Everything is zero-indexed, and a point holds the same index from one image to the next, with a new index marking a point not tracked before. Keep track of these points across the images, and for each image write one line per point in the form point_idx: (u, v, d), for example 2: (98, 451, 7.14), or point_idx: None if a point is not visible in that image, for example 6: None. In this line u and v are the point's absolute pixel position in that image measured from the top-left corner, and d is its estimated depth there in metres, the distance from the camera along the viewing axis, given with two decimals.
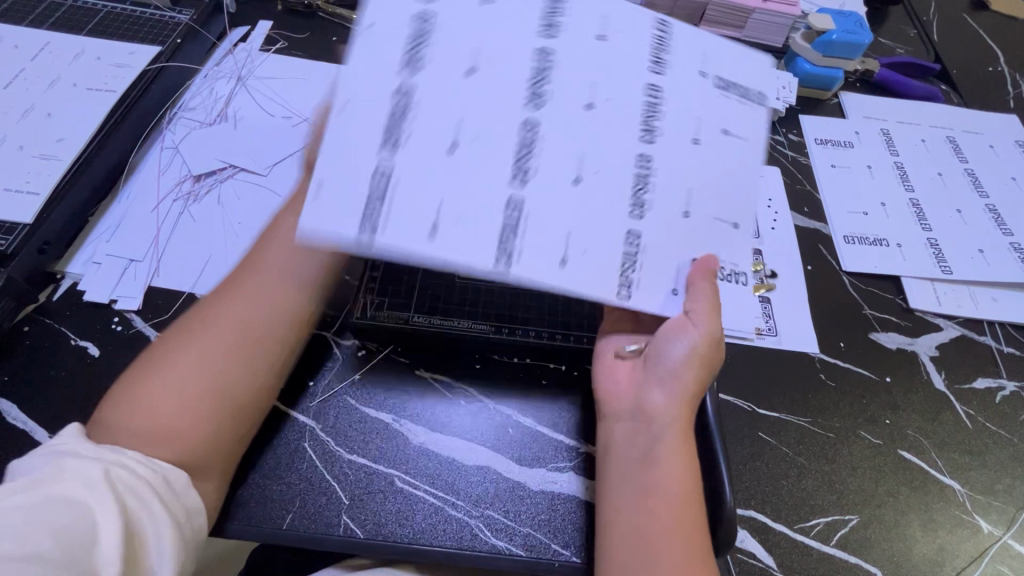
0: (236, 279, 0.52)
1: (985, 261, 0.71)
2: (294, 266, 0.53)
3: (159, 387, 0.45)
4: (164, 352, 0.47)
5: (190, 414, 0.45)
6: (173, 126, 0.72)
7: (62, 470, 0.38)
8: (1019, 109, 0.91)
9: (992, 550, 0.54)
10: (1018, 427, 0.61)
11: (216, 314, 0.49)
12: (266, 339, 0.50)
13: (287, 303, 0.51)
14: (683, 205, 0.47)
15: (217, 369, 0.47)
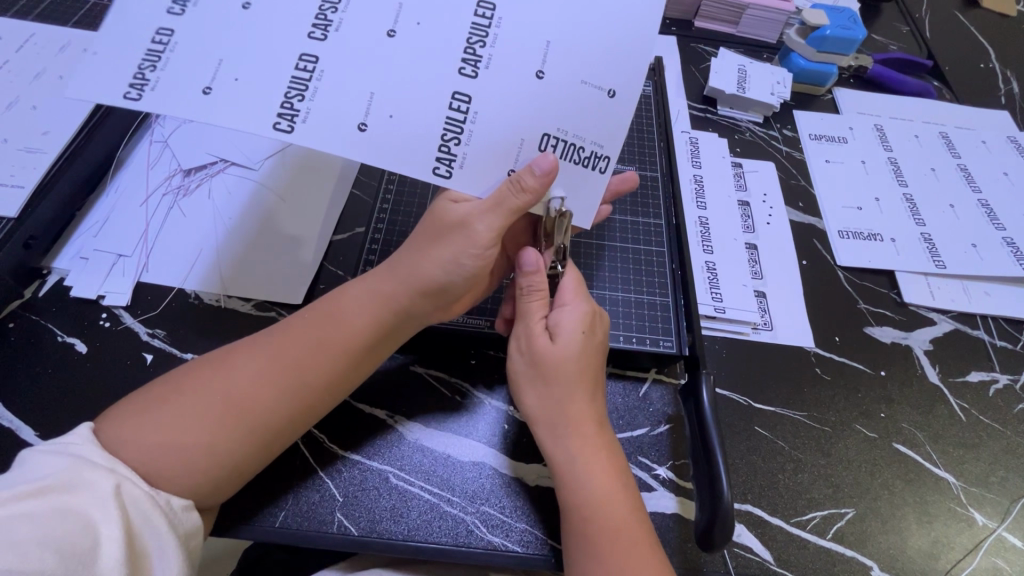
0: (295, 327, 0.48)
1: (978, 255, 0.71)
2: (334, 332, 0.48)
3: (157, 425, 0.42)
4: (181, 381, 0.45)
5: (175, 460, 0.41)
6: (162, 119, 0.70)
7: (59, 474, 0.38)
8: (1010, 105, 0.92)
9: (987, 543, 0.54)
10: (1011, 420, 0.61)
11: (236, 365, 0.46)
12: (269, 406, 0.45)
13: (307, 374, 0.46)
14: (537, 65, 0.46)
15: (212, 427, 0.43)
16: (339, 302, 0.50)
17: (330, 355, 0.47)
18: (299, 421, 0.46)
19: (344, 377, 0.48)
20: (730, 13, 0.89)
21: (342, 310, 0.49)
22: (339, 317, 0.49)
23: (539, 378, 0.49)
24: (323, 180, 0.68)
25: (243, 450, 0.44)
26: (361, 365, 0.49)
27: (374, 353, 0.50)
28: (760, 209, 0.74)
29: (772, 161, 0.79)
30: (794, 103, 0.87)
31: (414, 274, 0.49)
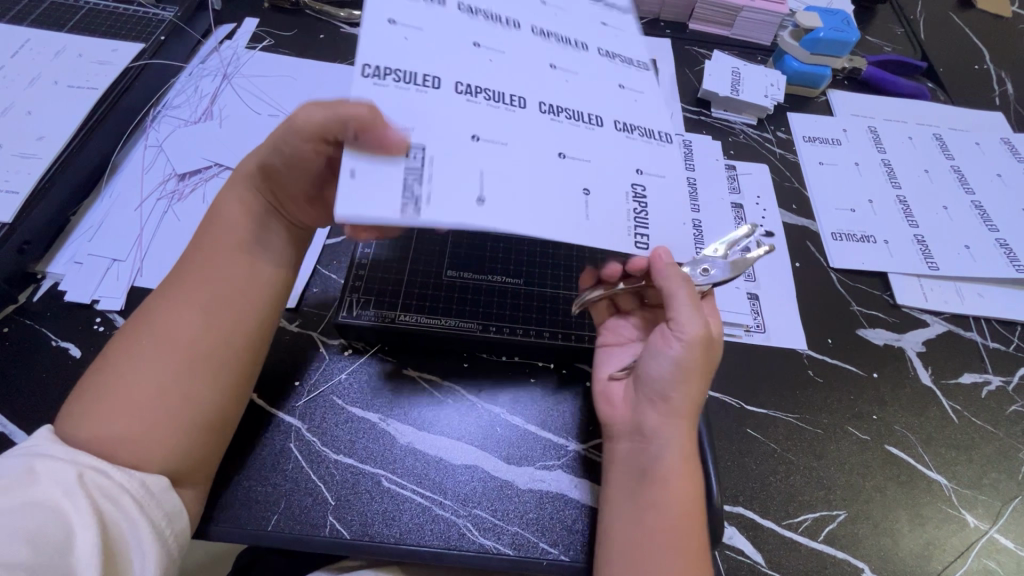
0: (189, 264, 0.50)
1: (971, 257, 0.72)
2: (219, 248, 0.51)
3: (99, 400, 0.43)
4: (110, 362, 0.45)
5: (134, 422, 0.43)
6: (157, 125, 0.71)
7: (23, 471, 0.38)
8: (1005, 107, 0.92)
9: (979, 545, 0.54)
10: (1004, 422, 0.61)
11: (147, 321, 0.47)
12: (202, 328, 0.47)
13: (216, 286, 0.49)
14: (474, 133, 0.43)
15: (152, 369, 0.44)
16: (213, 225, 0.52)
17: (233, 264, 0.50)
18: (236, 325, 0.49)
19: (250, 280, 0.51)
20: (724, 16, 0.90)
21: (219, 228, 0.52)
22: (223, 232, 0.52)
23: (697, 373, 0.48)
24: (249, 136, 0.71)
25: (199, 381, 0.46)
26: (259, 260, 0.52)
27: (263, 245, 0.53)
28: (753, 211, 0.74)
29: (766, 163, 0.79)
30: (789, 105, 0.87)
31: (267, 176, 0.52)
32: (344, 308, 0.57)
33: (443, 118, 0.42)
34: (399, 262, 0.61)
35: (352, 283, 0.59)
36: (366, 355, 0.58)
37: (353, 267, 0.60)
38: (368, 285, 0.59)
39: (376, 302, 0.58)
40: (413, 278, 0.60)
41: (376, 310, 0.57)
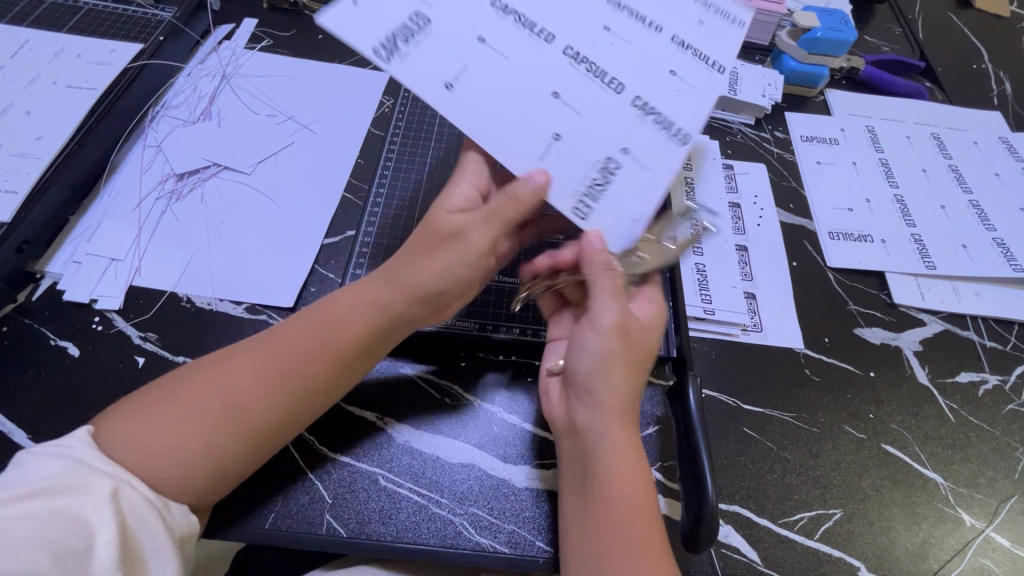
0: (313, 333, 0.47)
1: (968, 256, 0.72)
2: (329, 337, 0.47)
3: (154, 420, 0.43)
4: (181, 389, 0.44)
5: (173, 465, 0.42)
6: (156, 124, 0.71)
7: (59, 477, 0.39)
8: (1002, 106, 0.92)
9: (974, 543, 0.54)
10: (1001, 421, 0.61)
11: (230, 363, 0.46)
12: (271, 413, 0.45)
13: (305, 381, 0.46)
14: (449, 76, 0.45)
15: (212, 429, 0.43)
16: (335, 307, 0.49)
17: (331, 360, 0.47)
18: (303, 420, 0.47)
19: (337, 388, 0.48)
20: None
21: (339, 316, 0.48)
22: (340, 323, 0.48)
23: (618, 370, 0.47)
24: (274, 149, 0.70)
25: (245, 455, 0.44)
26: (356, 369, 0.49)
27: (369, 358, 0.49)
28: (750, 210, 0.74)
29: (763, 163, 0.79)
30: (786, 104, 0.87)
31: (405, 281, 0.48)
32: None
33: (429, 50, 0.45)
34: None
35: None
36: None
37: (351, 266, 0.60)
38: None
39: None
40: None
41: None
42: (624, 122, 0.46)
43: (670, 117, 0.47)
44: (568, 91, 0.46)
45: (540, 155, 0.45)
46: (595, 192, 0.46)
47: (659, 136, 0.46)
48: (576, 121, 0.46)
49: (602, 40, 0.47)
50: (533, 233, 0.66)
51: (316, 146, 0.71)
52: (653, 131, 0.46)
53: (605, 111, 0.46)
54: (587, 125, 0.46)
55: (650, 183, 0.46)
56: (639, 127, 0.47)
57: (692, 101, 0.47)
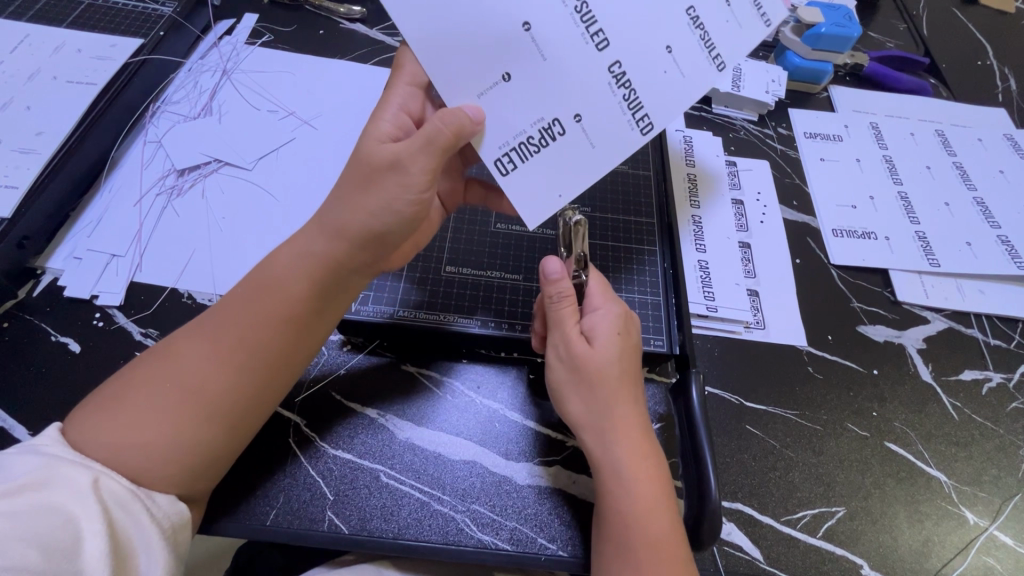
0: (249, 299, 0.46)
1: (973, 253, 0.71)
2: (271, 301, 0.46)
3: (115, 411, 0.42)
4: (134, 382, 0.44)
5: (143, 455, 0.41)
6: (157, 119, 0.71)
7: (35, 472, 0.38)
8: (1008, 103, 0.91)
9: (978, 542, 0.54)
10: (1004, 419, 0.61)
11: (178, 349, 0.45)
12: (225, 385, 0.44)
13: (253, 345, 0.45)
14: None
15: (170, 409, 0.43)
16: (272, 271, 0.47)
17: (281, 324, 0.46)
18: (261, 385, 0.46)
19: (289, 350, 0.47)
20: None
21: (276, 279, 0.47)
22: (280, 287, 0.47)
23: (582, 388, 0.49)
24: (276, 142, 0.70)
25: (210, 433, 0.44)
26: (311, 327, 0.48)
27: (319, 316, 0.48)
28: (753, 207, 0.74)
29: (766, 160, 0.79)
30: (789, 100, 0.86)
31: (345, 229, 0.46)
32: None
33: None
34: None
35: None
36: (364, 350, 0.59)
37: None
38: None
39: (374, 296, 0.58)
40: (411, 272, 0.60)
41: (374, 304, 0.57)
42: (584, 85, 0.47)
43: (642, 99, 0.48)
44: (541, 26, 0.46)
45: (480, 91, 0.47)
46: (527, 150, 0.48)
47: (618, 113, 0.48)
48: (535, 71, 0.47)
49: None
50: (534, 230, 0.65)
51: (318, 142, 0.71)
52: (613, 105, 0.48)
53: (570, 65, 0.47)
54: (551, 81, 0.47)
55: (587, 155, 0.49)
56: (602, 101, 0.48)
57: (676, 92, 0.48)
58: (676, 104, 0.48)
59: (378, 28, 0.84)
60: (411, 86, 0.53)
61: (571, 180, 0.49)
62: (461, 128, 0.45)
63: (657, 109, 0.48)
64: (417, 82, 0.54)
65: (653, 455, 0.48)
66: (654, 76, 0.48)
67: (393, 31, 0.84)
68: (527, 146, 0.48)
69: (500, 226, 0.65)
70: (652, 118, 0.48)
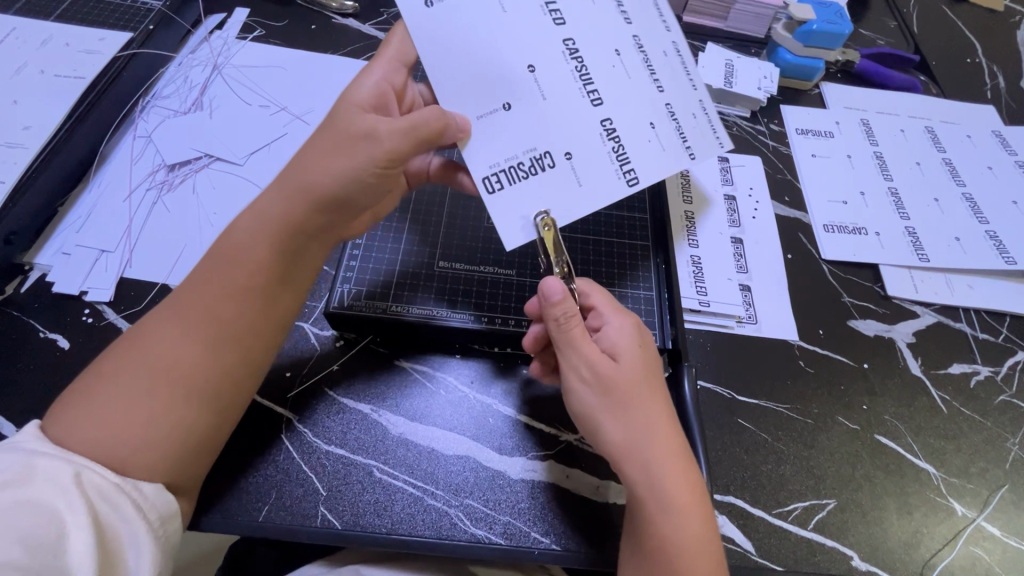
0: (215, 272, 0.46)
1: (962, 248, 0.72)
2: (239, 270, 0.46)
3: (94, 402, 0.42)
4: (106, 370, 0.43)
5: (126, 441, 0.41)
6: (147, 114, 0.70)
7: (15, 468, 0.38)
8: (996, 100, 0.92)
9: (966, 532, 0.54)
10: (992, 411, 0.62)
11: (150, 333, 0.45)
12: (199, 358, 0.44)
13: (225, 315, 0.45)
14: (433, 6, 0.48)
15: (150, 392, 0.42)
16: (235, 240, 0.46)
17: (248, 292, 0.46)
18: (241, 353, 0.46)
19: (259, 318, 0.47)
20: (718, 8, 0.90)
21: (241, 246, 0.46)
22: (244, 255, 0.46)
23: (610, 401, 0.47)
24: (265, 137, 0.70)
25: (194, 413, 0.44)
26: (280, 293, 0.48)
27: (287, 282, 0.48)
28: (745, 203, 0.74)
29: (758, 155, 0.79)
30: (782, 97, 0.87)
31: (307, 191, 0.46)
32: (335, 297, 0.57)
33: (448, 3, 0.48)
34: (392, 248, 0.60)
35: (343, 273, 0.58)
36: (357, 346, 0.58)
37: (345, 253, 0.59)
38: (360, 275, 0.58)
39: (367, 293, 0.57)
40: (404, 269, 0.59)
41: (367, 300, 0.57)
42: (578, 132, 0.49)
43: (627, 154, 0.50)
44: (544, 75, 0.49)
45: (478, 114, 0.48)
46: (516, 174, 0.48)
47: (607, 161, 0.50)
48: (530, 112, 0.49)
49: (608, 61, 0.50)
50: None
51: (310, 137, 0.71)
52: (602, 156, 0.50)
53: (564, 112, 0.49)
54: (546, 125, 0.49)
55: (581, 191, 0.49)
56: (590, 153, 0.50)
57: (658, 159, 0.51)
58: (656, 169, 0.51)
59: (370, 23, 0.84)
60: (395, 63, 0.52)
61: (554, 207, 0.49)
62: (445, 126, 0.46)
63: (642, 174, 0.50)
64: (404, 60, 0.53)
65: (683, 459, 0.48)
66: (636, 139, 0.50)
67: (385, 26, 0.84)
68: (513, 171, 0.48)
69: (493, 222, 0.64)
70: (636, 172, 0.50)
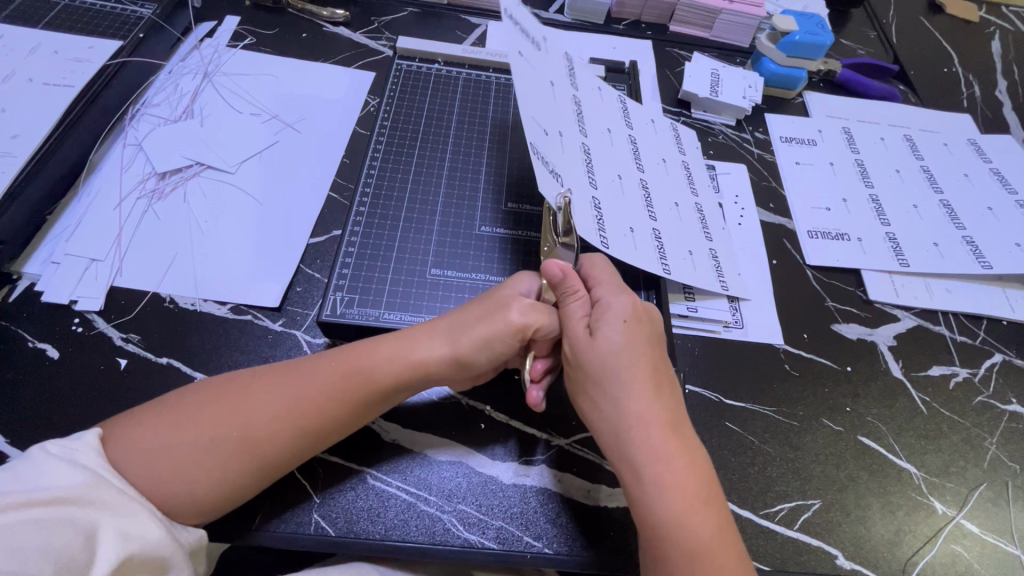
0: (341, 377, 0.49)
1: (940, 253, 0.74)
2: (359, 386, 0.49)
3: (171, 439, 0.45)
4: (196, 411, 0.46)
5: (179, 488, 0.44)
6: (136, 122, 0.70)
7: (81, 487, 0.40)
8: (972, 108, 0.95)
9: (946, 531, 0.56)
10: (970, 412, 0.63)
11: (252, 399, 0.47)
12: (277, 449, 0.46)
13: (322, 423, 0.48)
14: (518, 46, 0.59)
15: (216, 459, 0.45)
16: (372, 359, 0.50)
17: (351, 409, 0.49)
18: (302, 458, 0.47)
19: (342, 431, 0.49)
20: (703, 18, 0.93)
21: (374, 365, 0.50)
22: (372, 374, 0.49)
23: (589, 378, 0.50)
24: (256, 145, 0.70)
25: (240, 488, 0.45)
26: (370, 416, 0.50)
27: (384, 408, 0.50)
28: (731, 210, 0.76)
29: (743, 163, 0.81)
30: (766, 105, 0.89)
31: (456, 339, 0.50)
32: (327, 306, 0.57)
33: (532, 60, 0.61)
34: (383, 257, 0.61)
35: (336, 281, 0.58)
36: None
37: (338, 262, 0.60)
38: (353, 283, 0.59)
39: (360, 301, 0.58)
40: (395, 278, 0.60)
41: (359, 309, 0.57)
42: (579, 184, 0.57)
43: (607, 225, 0.58)
44: (568, 137, 0.60)
45: (534, 117, 0.56)
46: (543, 162, 0.53)
47: (591, 218, 0.57)
48: (556, 144, 0.57)
49: (614, 172, 0.63)
50: (513, 233, 0.65)
51: (302, 146, 0.71)
52: (588, 209, 0.57)
53: (571, 166, 0.58)
54: (563, 159, 0.57)
55: (585, 221, 0.56)
56: (583, 202, 0.57)
57: (631, 247, 0.59)
58: (631, 255, 0.58)
59: (361, 31, 0.84)
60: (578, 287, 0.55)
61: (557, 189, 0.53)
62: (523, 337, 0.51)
63: (614, 247, 0.57)
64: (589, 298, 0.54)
65: (666, 418, 0.49)
66: (620, 223, 0.60)
67: (377, 34, 0.84)
68: (543, 162, 0.53)
69: (484, 229, 0.65)
70: (609, 242, 0.57)
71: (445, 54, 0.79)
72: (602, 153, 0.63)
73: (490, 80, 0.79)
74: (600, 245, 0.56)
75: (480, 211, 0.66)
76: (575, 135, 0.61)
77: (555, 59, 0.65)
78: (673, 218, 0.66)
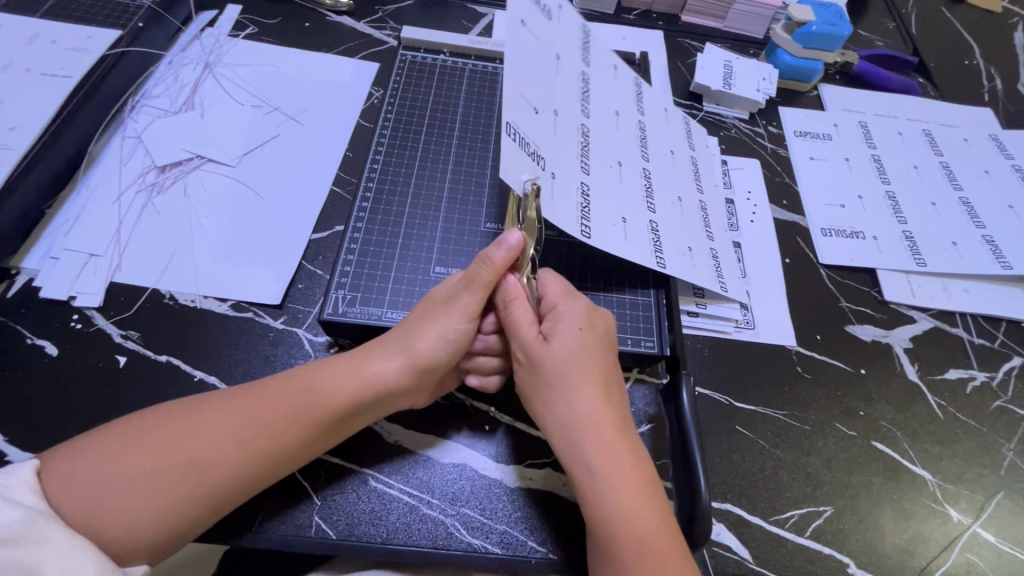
0: (290, 398, 0.48)
1: (959, 253, 0.72)
2: (308, 408, 0.48)
3: (109, 467, 0.44)
4: (138, 437, 0.45)
5: (119, 518, 0.43)
6: (135, 115, 0.69)
7: (15, 526, 0.38)
8: (994, 102, 0.92)
9: (961, 539, 0.55)
10: (987, 417, 0.62)
11: (198, 423, 0.46)
12: (220, 476, 0.45)
13: (269, 448, 0.46)
14: (521, 17, 0.57)
15: (157, 486, 0.44)
16: (321, 379, 0.49)
17: (299, 433, 0.47)
18: (248, 488, 0.46)
19: (292, 458, 0.47)
20: (717, 8, 0.91)
21: (323, 387, 0.49)
22: (321, 395, 0.49)
23: (544, 380, 0.49)
24: (256, 138, 0.69)
25: (182, 517, 0.44)
26: (320, 441, 0.49)
27: (333, 433, 0.49)
28: (744, 207, 0.74)
29: (756, 158, 0.79)
30: (780, 98, 0.87)
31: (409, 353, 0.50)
32: (328, 304, 0.56)
33: (539, 33, 0.58)
34: (386, 255, 0.59)
35: (338, 279, 0.57)
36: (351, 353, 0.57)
37: (340, 259, 0.58)
38: (355, 282, 0.57)
39: (362, 299, 0.56)
40: (399, 276, 0.58)
41: (361, 307, 0.56)
42: (567, 170, 0.55)
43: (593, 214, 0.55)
44: (565, 116, 0.57)
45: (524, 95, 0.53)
46: (521, 143, 0.50)
47: (574, 206, 0.54)
48: (551, 122, 0.55)
49: (614, 160, 0.60)
50: None
51: (305, 139, 0.70)
52: (574, 194, 0.54)
53: (562, 146, 0.55)
54: (552, 140, 0.54)
55: (567, 208, 0.53)
56: (567, 185, 0.54)
57: (619, 240, 0.56)
58: (623, 249, 0.55)
59: (365, 20, 0.83)
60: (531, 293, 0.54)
61: (532, 172, 0.50)
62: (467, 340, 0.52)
63: (599, 236, 0.54)
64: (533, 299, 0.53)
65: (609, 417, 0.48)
66: (611, 213, 0.57)
67: (382, 24, 0.82)
68: (515, 141, 0.49)
69: (490, 226, 0.63)
70: (591, 232, 0.53)
71: (450, 45, 0.77)
72: (602, 137, 0.61)
73: (496, 72, 0.77)
74: (579, 234, 0.53)
75: (486, 207, 0.64)
76: (573, 114, 0.59)
77: (566, 33, 0.63)
78: (676, 214, 0.63)
